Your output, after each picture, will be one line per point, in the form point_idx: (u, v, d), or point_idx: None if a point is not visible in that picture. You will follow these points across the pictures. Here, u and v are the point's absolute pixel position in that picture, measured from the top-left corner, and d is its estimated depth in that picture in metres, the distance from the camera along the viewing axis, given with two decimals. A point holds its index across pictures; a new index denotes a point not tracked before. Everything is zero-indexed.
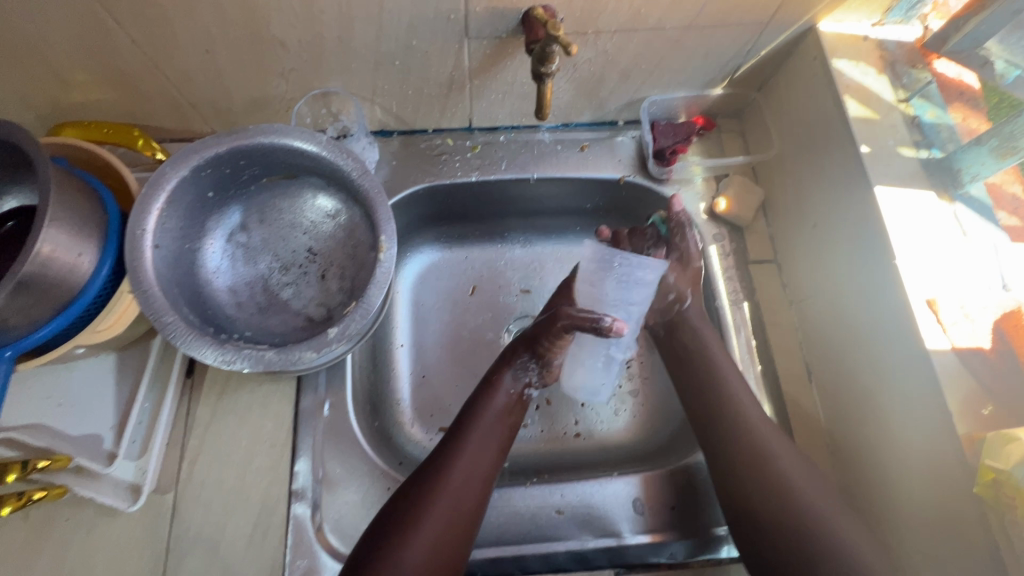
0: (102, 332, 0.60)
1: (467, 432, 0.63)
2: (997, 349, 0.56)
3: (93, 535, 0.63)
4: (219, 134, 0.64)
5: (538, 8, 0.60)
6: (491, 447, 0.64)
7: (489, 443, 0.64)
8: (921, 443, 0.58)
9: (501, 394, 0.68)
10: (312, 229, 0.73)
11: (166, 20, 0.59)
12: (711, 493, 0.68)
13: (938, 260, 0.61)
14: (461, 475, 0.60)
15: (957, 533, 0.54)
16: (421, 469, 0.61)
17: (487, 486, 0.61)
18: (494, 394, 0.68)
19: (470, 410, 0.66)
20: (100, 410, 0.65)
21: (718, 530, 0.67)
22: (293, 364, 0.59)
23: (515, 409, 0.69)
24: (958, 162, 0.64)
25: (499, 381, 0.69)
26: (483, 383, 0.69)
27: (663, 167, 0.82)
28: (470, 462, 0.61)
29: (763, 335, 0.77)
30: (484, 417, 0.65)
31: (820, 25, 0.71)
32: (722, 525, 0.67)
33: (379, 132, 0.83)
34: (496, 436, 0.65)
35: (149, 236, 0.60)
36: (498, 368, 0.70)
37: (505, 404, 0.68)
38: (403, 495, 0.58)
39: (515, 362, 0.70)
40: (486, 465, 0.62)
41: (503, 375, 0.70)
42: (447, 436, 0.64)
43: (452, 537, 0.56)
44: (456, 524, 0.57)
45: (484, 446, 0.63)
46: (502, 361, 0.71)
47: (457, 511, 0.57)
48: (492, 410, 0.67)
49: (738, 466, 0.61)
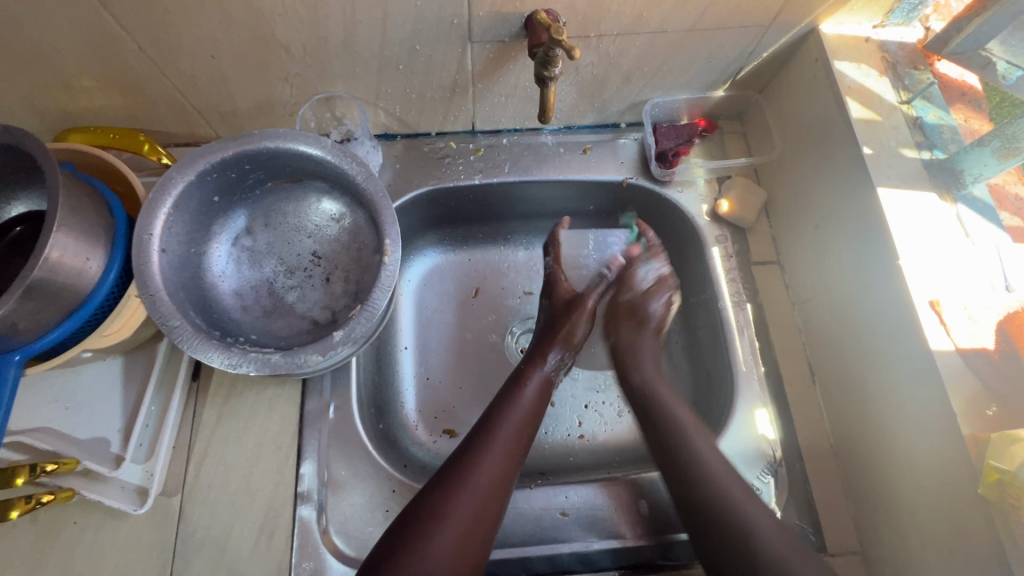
0: (109, 336, 0.60)
1: (495, 428, 0.63)
2: (1001, 350, 0.56)
3: (101, 537, 0.63)
4: (225, 139, 0.64)
5: (540, 12, 0.60)
6: (519, 444, 0.63)
7: (516, 439, 0.63)
8: (926, 444, 0.58)
9: (530, 390, 0.68)
10: (317, 232, 0.73)
11: (172, 26, 0.59)
12: (669, 502, 0.68)
13: (941, 261, 0.61)
14: (487, 471, 0.59)
15: (961, 532, 0.54)
16: (446, 466, 0.60)
17: (512, 484, 0.61)
18: (521, 390, 0.68)
19: (498, 407, 0.66)
20: (107, 413, 0.66)
21: (678, 535, 0.66)
22: (298, 367, 0.60)
23: (543, 405, 0.69)
24: (962, 163, 0.63)
25: (528, 377, 0.70)
26: (511, 381, 0.70)
27: (665, 169, 0.82)
28: (497, 458, 0.61)
29: (766, 336, 0.78)
30: (511, 414, 0.65)
31: (821, 26, 0.72)
32: (682, 531, 0.66)
33: (383, 135, 0.84)
34: (522, 433, 0.64)
35: (156, 240, 0.60)
36: (526, 367, 0.71)
37: (535, 400, 0.68)
38: (426, 492, 0.58)
39: (543, 358, 0.72)
40: (512, 463, 0.61)
41: (532, 373, 0.71)
42: (472, 435, 0.63)
43: (476, 534, 0.55)
44: (480, 522, 0.56)
45: (511, 443, 0.63)
46: (532, 358, 0.73)
47: (481, 508, 0.57)
48: (520, 407, 0.66)
49: (697, 495, 0.59)
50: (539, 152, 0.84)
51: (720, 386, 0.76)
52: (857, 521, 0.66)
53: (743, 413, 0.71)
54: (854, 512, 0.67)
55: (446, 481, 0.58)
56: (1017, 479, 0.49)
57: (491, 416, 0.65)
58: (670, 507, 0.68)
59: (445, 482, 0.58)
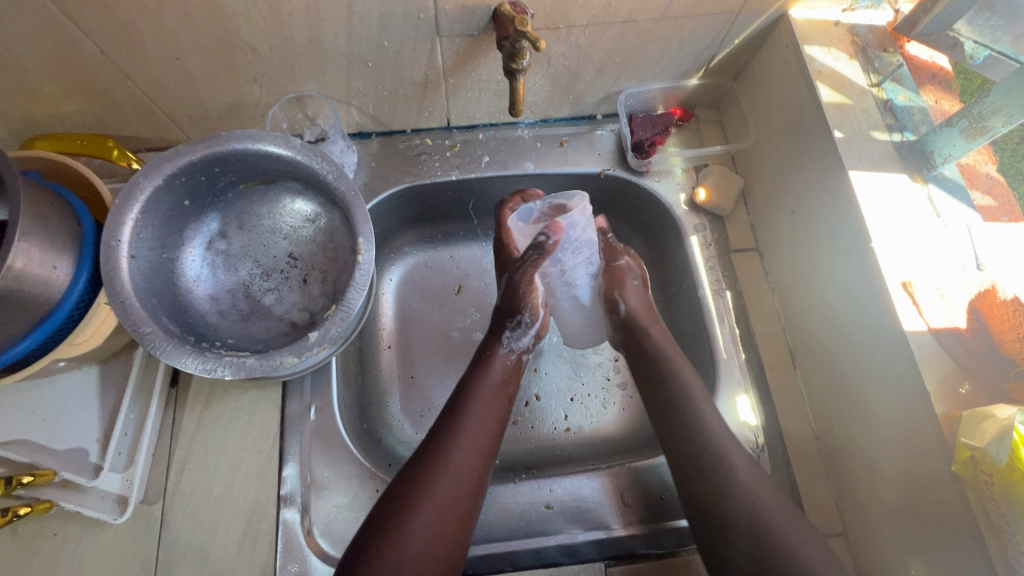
0: (80, 345, 0.59)
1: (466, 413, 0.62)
2: (972, 329, 0.57)
3: (83, 547, 0.63)
4: (192, 142, 0.63)
5: (505, 4, 0.59)
6: (490, 427, 0.62)
7: (488, 423, 0.62)
8: (902, 421, 0.58)
9: (497, 367, 0.68)
10: (291, 233, 0.73)
11: (132, 28, 0.58)
12: (671, 485, 0.68)
13: (913, 242, 0.61)
14: (458, 457, 0.58)
15: (933, 510, 0.55)
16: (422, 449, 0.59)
17: (485, 471, 0.60)
18: (489, 367, 0.68)
19: (467, 388, 0.65)
20: (84, 422, 0.65)
21: (659, 526, 0.66)
22: (274, 370, 0.59)
23: (512, 381, 0.69)
24: (931, 144, 0.64)
25: (493, 352, 0.70)
26: (477, 359, 0.69)
27: (642, 159, 0.82)
28: (470, 442, 0.59)
29: (746, 323, 0.78)
30: (481, 398, 0.64)
31: (792, 11, 0.71)
32: (682, 519, 0.67)
33: (358, 134, 0.83)
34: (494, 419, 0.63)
35: (125, 247, 0.59)
36: (490, 342, 0.71)
37: (503, 372, 0.68)
38: (403, 478, 0.56)
39: (502, 331, 0.72)
40: (486, 448, 0.60)
41: (494, 348, 0.70)
42: (443, 417, 0.62)
43: (455, 518, 0.55)
44: (459, 506, 0.55)
45: (481, 426, 0.61)
46: (492, 334, 0.72)
47: (459, 491, 0.56)
48: (490, 384, 0.66)
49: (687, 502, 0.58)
50: (515, 146, 0.84)
51: (702, 375, 0.76)
52: (840, 503, 0.67)
53: (724, 398, 0.72)
54: (836, 494, 0.68)
55: (425, 464, 0.57)
56: (988, 455, 0.49)
57: (463, 397, 0.64)
58: (674, 494, 0.67)
59: (424, 466, 0.57)
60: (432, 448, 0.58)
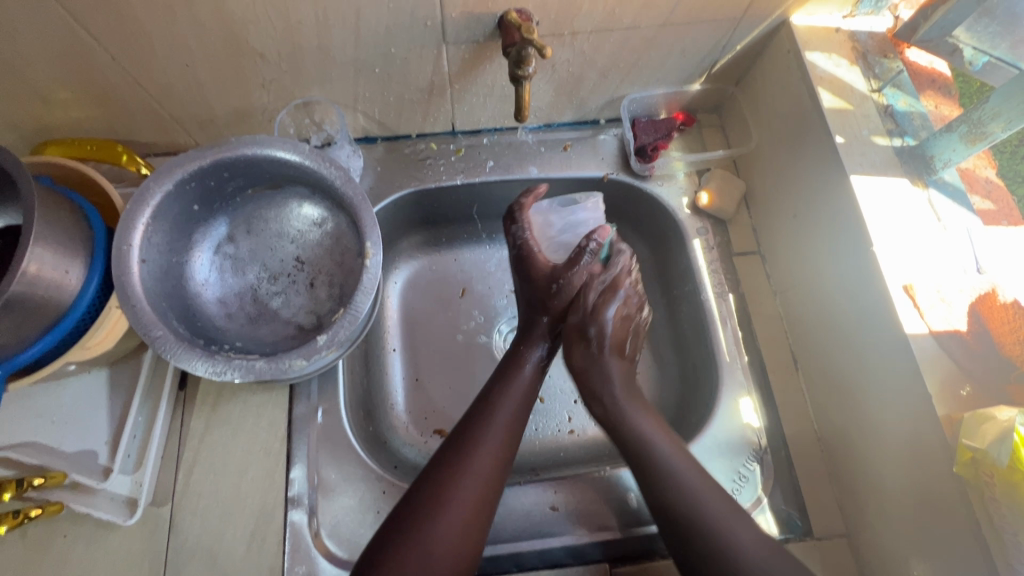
0: (91, 348, 0.60)
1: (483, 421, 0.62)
2: (973, 331, 0.57)
3: (93, 549, 0.64)
4: (202, 148, 0.64)
5: (512, 12, 0.60)
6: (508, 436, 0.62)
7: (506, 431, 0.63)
8: (904, 422, 0.59)
9: (524, 377, 0.68)
10: (299, 237, 0.73)
11: (144, 35, 0.59)
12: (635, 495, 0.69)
13: (914, 246, 0.62)
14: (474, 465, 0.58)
15: (934, 510, 0.56)
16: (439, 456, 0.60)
17: (501, 479, 0.60)
18: (518, 376, 0.68)
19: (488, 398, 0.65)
20: (93, 425, 0.66)
21: (648, 528, 0.67)
22: (284, 373, 0.60)
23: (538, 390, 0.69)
24: (932, 149, 0.65)
25: (527, 357, 0.70)
26: (510, 363, 0.70)
27: (645, 163, 0.83)
28: (491, 448, 0.60)
29: (748, 325, 0.79)
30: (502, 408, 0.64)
31: (793, 17, 0.72)
32: (650, 524, 0.67)
33: (363, 139, 0.84)
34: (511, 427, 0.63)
35: (136, 252, 0.60)
36: (524, 346, 0.72)
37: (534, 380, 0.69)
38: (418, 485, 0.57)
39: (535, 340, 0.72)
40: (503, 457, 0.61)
41: (528, 354, 0.71)
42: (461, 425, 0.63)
43: (471, 526, 0.55)
44: (475, 513, 0.56)
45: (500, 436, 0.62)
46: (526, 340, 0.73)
47: (474, 499, 0.57)
48: (517, 391, 0.66)
49: None
50: (519, 151, 0.85)
51: (705, 377, 0.77)
52: (842, 504, 0.68)
53: (727, 400, 0.72)
54: (839, 495, 0.68)
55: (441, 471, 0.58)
56: (988, 456, 0.50)
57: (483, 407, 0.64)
58: (640, 500, 0.68)
59: (439, 472, 0.58)
60: (448, 456, 0.59)
